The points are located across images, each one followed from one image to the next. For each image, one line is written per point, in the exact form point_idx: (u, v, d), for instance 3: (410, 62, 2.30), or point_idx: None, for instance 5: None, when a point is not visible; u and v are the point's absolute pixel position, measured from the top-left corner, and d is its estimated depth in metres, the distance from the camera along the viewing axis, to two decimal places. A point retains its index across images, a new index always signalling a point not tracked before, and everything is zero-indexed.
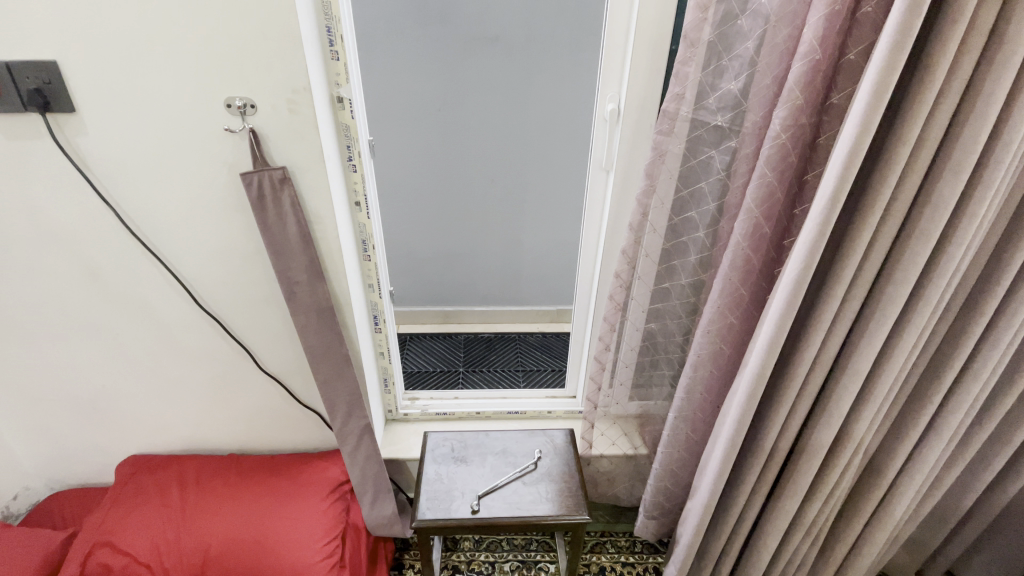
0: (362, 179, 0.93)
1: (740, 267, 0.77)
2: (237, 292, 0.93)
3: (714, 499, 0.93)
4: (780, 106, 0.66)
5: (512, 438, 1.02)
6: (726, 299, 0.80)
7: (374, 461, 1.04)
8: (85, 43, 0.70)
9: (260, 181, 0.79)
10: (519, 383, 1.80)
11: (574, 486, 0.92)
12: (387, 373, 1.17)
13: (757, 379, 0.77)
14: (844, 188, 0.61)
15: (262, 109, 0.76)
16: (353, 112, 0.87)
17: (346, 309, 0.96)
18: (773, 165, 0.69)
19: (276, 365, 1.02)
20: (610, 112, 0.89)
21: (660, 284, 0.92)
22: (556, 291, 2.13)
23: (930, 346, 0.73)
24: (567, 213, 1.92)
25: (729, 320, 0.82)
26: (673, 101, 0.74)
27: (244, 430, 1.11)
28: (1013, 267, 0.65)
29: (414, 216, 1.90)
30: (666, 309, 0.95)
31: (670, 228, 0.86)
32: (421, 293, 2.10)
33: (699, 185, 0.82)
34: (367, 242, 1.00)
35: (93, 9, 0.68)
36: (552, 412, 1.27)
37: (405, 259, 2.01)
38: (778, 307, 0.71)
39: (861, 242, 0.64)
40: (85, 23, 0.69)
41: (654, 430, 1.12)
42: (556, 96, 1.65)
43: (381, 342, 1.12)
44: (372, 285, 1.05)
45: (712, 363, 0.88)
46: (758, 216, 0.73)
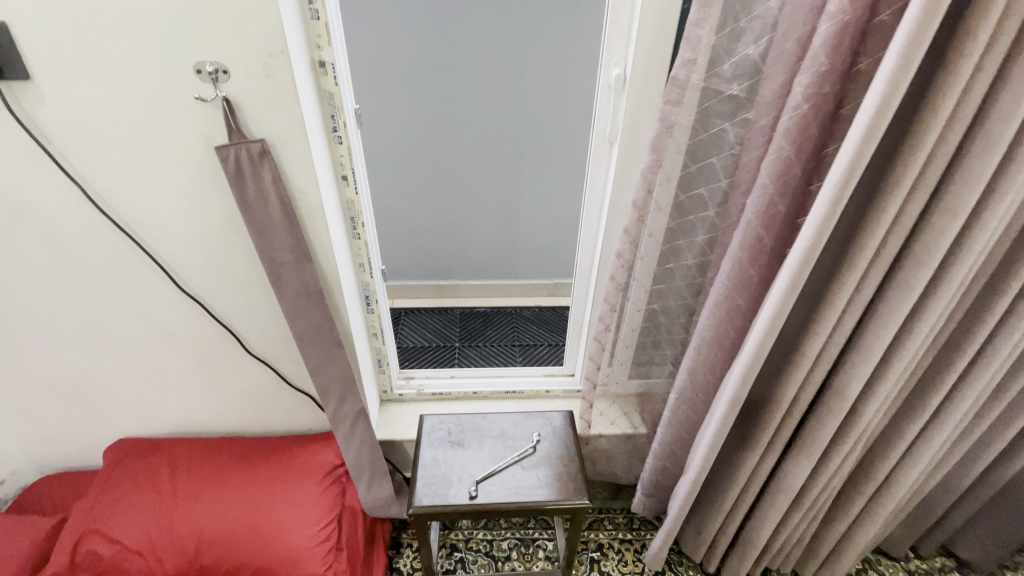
0: (349, 151, 0.87)
1: (750, 247, 0.73)
2: (220, 274, 0.88)
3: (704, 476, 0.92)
4: (802, 74, 0.61)
5: (511, 421, 1.00)
6: (733, 279, 0.76)
7: (369, 444, 1.01)
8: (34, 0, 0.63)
9: (237, 155, 0.73)
10: (515, 358, 1.78)
11: (574, 470, 0.91)
12: (380, 354, 1.14)
13: (753, 358, 0.74)
14: (862, 160, 0.56)
15: (237, 76, 0.70)
16: (336, 79, 0.80)
17: (336, 290, 0.91)
18: (791, 138, 0.64)
19: (265, 348, 0.98)
20: (616, 78, 0.82)
21: (664, 263, 0.88)
22: (553, 264, 2.09)
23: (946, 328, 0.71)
24: (564, 183, 1.86)
25: (736, 302, 0.79)
26: (683, 67, 0.69)
27: (234, 413, 1.08)
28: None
29: (406, 188, 1.83)
30: (670, 289, 0.92)
31: (675, 206, 0.82)
32: (415, 267, 2.05)
33: (708, 160, 0.77)
34: (356, 219, 0.94)
35: None
36: (550, 391, 1.25)
37: (398, 232, 1.95)
38: (780, 286, 0.67)
39: (883, 222, 0.60)
40: None
41: (654, 409, 1.11)
42: (554, 59, 1.57)
43: (374, 323, 1.08)
44: (363, 264, 1.00)
45: (716, 345, 0.84)
46: (773, 193, 0.68)
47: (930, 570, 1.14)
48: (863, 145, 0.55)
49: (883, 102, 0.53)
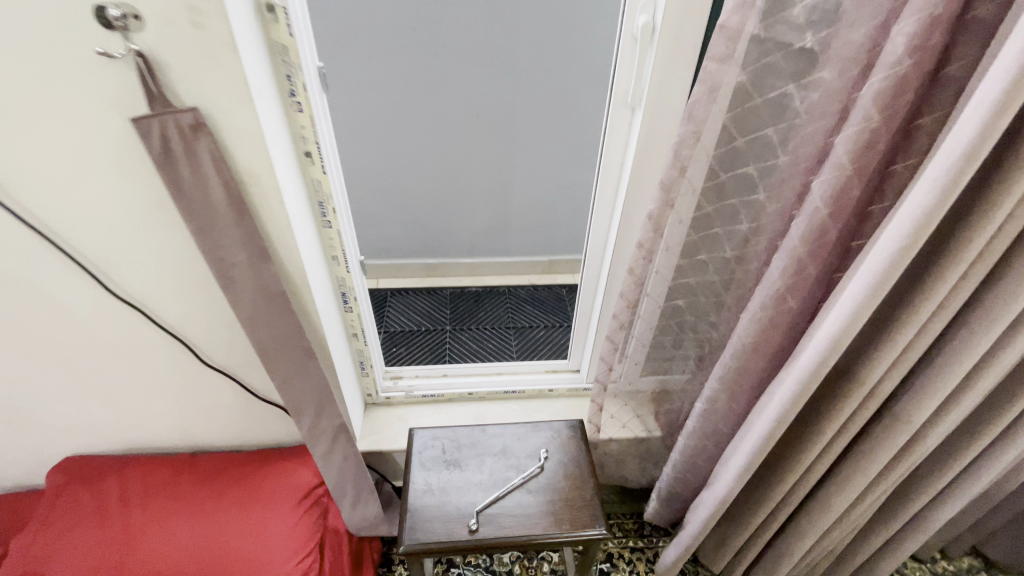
0: (312, 122, 0.70)
1: (813, 242, 0.60)
2: (164, 274, 0.73)
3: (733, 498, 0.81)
4: (906, 18, 0.46)
5: (514, 434, 0.88)
6: (789, 279, 0.63)
7: (353, 462, 0.89)
8: None
9: (162, 129, 0.57)
10: (511, 343, 1.66)
11: (589, 494, 0.80)
12: (363, 356, 0.99)
13: (813, 374, 0.61)
14: (993, 136, 0.42)
15: (152, 23, 0.53)
16: (291, 27, 0.62)
17: (304, 291, 0.76)
18: (881, 104, 0.50)
19: (224, 357, 0.84)
20: (643, 28, 0.66)
21: (695, 254, 0.75)
22: (549, 240, 1.94)
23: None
24: (562, 152, 1.70)
25: (788, 304, 0.66)
26: (736, 12, 0.53)
27: (195, 427, 0.94)
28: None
29: (388, 159, 1.65)
30: (699, 283, 0.79)
31: (712, 186, 0.68)
32: (401, 245, 1.89)
33: (762, 131, 0.62)
34: (326, 204, 0.78)
35: None
36: (553, 390, 1.13)
37: (381, 208, 1.78)
38: (856, 291, 0.54)
39: (999, 214, 0.47)
40: None
41: (671, 411, 1.00)
42: (552, 10, 1.38)
43: (353, 323, 0.93)
44: (336, 258, 0.84)
45: (758, 352, 0.72)
46: (850, 174, 0.54)
47: (958, 571, 1.07)
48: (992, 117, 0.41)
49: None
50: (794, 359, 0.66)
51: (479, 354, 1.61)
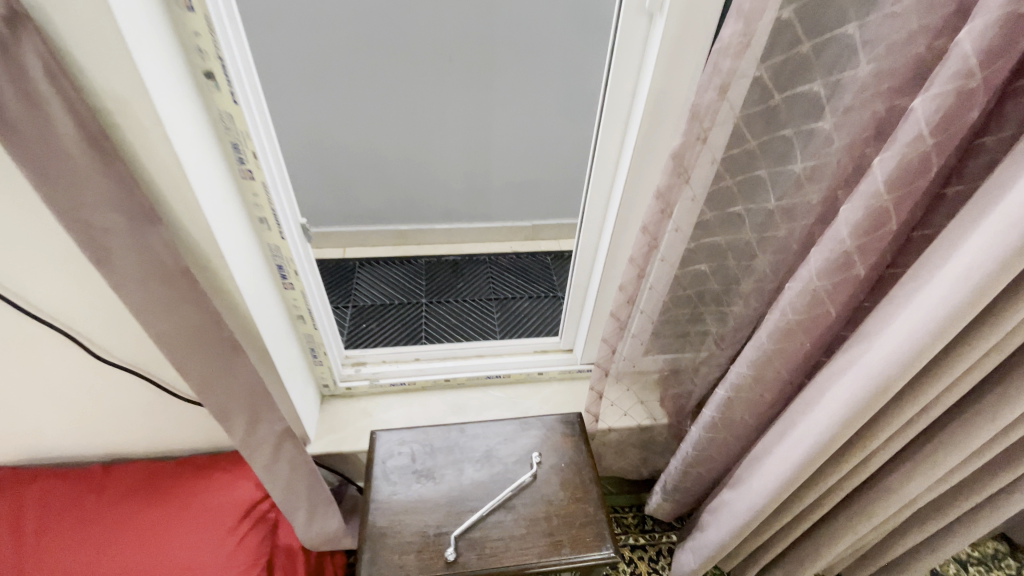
0: (208, 25, 0.49)
1: (907, 185, 0.43)
2: (19, 245, 0.53)
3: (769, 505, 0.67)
4: None
5: (498, 434, 0.73)
6: (862, 238, 0.46)
7: (304, 472, 0.73)
8: None
9: None
10: (494, 317, 1.50)
11: (593, 507, 0.66)
12: (313, 342, 0.81)
13: (909, 363, 0.46)
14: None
15: None
16: None
17: (218, 264, 0.57)
18: None
19: (123, 349, 0.65)
20: None
21: (724, 204, 0.59)
22: (533, 202, 1.76)
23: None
24: (547, 99, 1.49)
25: (859, 273, 0.49)
26: None
27: (101, 436, 0.76)
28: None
29: (348, 106, 1.45)
30: (728, 244, 0.63)
31: (759, 113, 0.52)
32: (370, 208, 1.70)
33: (839, 29, 0.45)
34: (242, 146, 0.58)
35: None
36: (543, 373, 0.99)
37: (343, 165, 1.58)
38: (985, 244, 0.39)
39: None
40: None
41: (678, 397, 0.85)
42: None
43: (298, 303, 0.74)
44: (265, 219, 0.65)
45: (810, 333, 0.56)
46: (969, 87, 0.38)
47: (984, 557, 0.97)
48: None
49: None
50: (867, 342, 0.51)
51: (458, 329, 1.45)
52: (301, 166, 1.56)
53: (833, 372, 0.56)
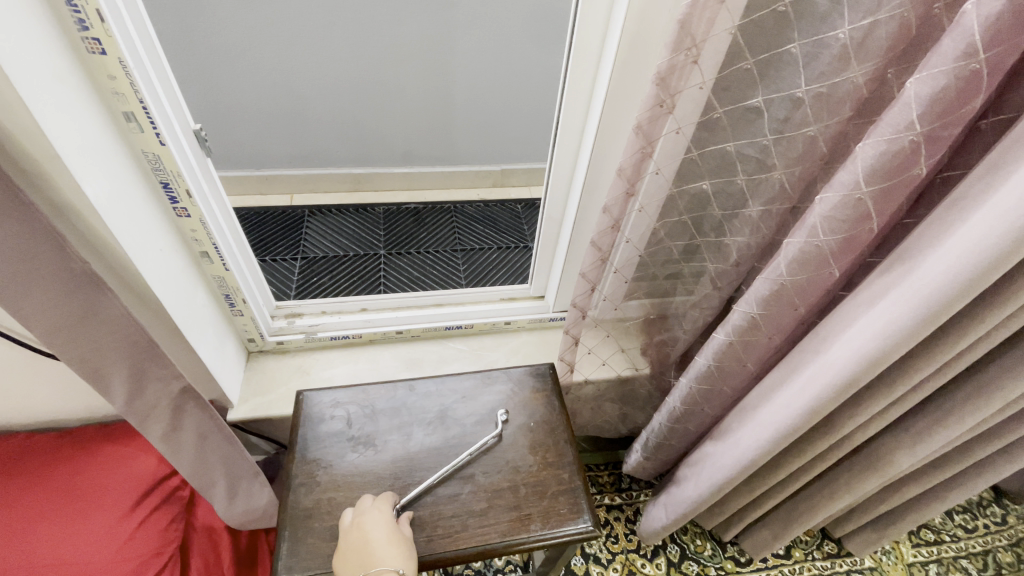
0: None
1: (1004, 38, 0.31)
2: None
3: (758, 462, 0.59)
4: None
5: (458, 391, 0.61)
6: (931, 121, 0.35)
7: (218, 442, 0.60)
8: None
9: None
10: (460, 268, 1.36)
11: (567, 475, 0.56)
12: (227, 286, 0.67)
13: (972, 285, 0.35)
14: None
15: None
16: None
17: (51, 169, 0.41)
18: None
19: None
20: None
21: (732, 102, 0.47)
22: (501, 141, 1.60)
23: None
24: (515, 17, 1.30)
25: (913, 172, 0.38)
26: None
27: None
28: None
29: (280, 21, 1.22)
30: (739, 154, 0.50)
31: None
32: (316, 147, 1.50)
33: None
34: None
35: None
36: (511, 323, 0.87)
37: (281, 95, 1.36)
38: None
39: None
40: None
41: (664, 345, 0.74)
42: None
43: (199, 236, 0.59)
44: (133, 117, 0.48)
45: (834, 261, 0.45)
46: None
47: (970, 508, 0.98)
48: None
49: None
50: (906, 268, 0.40)
51: (420, 281, 1.31)
52: (231, 98, 1.34)
53: (856, 308, 0.45)
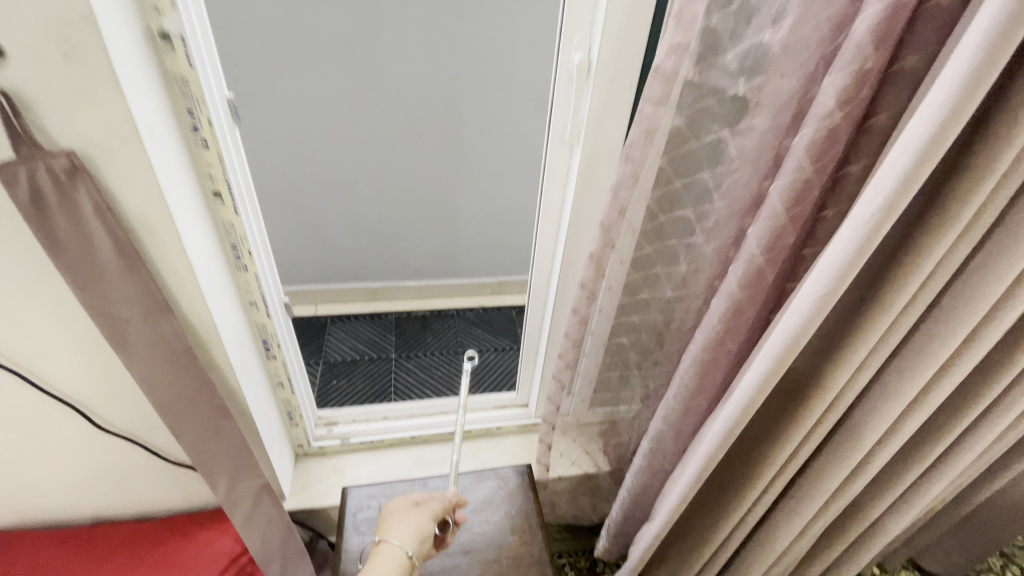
0: (219, 160, 0.63)
1: (751, 288, 0.56)
2: (32, 339, 0.61)
3: (660, 538, 0.80)
4: (836, 70, 0.44)
5: (457, 485, 0.83)
6: (725, 324, 0.60)
7: (279, 524, 0.81)
8: None
9: (32, 175, 0.49)
10: (461, 370, 1.59)
11: (535, 549, 0.76)
12: (291, 406, 0.91)
13: (736, 423, 0.60)
14: (906, 194, 0.39)
15: (17, 58, 0.46)
16: (190, 58, 0.56)
17: (212, 344, 0.68)
18: (814, 155, 0.47)
19: (119, 423, 0.73)
20: (578, 66, 0.65)
21: (634, 293, 0.74)
22: (497, 261, 1.86)
23: (986, 393, 0.55)
24: (508, 175, 1.60)
25: (729, 347, 0.63)
26: (670, 57, 0.51)
27: (87, 499, 0.81)
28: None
29: (316, 177, 1.51)
30: (642, 321, 0.78)
31: (651, 228, 0.66)
32: (340, 269, 1.76)
33: (698, 175, 0.61)
34: (240, 247, 0.70)
35: None
36: (502, 427, 1.10)
37: (313, 230, 1.64)
38: (776, 343, 0.51)
39: (918, 275, 0.44)
40: None
41: (619, 445, 0.97)
42: (496, 21, 1.28)
43: (279, 372, 0.85)
44: (256, 303, 0.76)
45: (698, 396, 0.70)
46: (783, 222, 0.51)
47: None
48: (906, 178, 0.38)
49: (924, 147, 0.37)
50: (722, 406, 0.64)
51: (427, 383, 1.54)
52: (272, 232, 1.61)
53: (705, 430, 0.69)
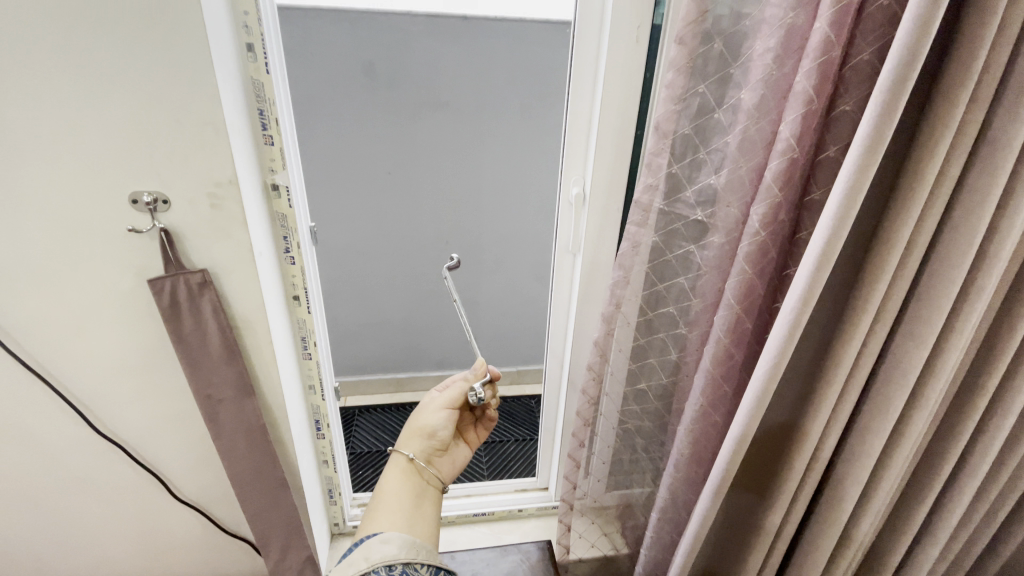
0: (302, 271, 0.81)
1: (721, 365, 0.70)
2: (152, 411, 0.80)
3: None
4: (758, 203, 0.61)
5: (482, 559, 0.90)
6: (708, 397, 0.73)
7: None
8: None
9: (174, 286, 0.68)
10: (482, 462, 1.56)
11: None
12: (332, 484, 1.02)
13: (718, 488, 0.68)
14: (815, 289, 0.54)
15: (177, 205, 0.66)
16: (291, 201, 0.77)
17: (281, 420, 0.82)
18: (752, 262, 0.64)
19: (193, 491, 0.89)
20: (575, 197, 0.86)
21: (633, 383, 0.85)
22: (517, 352, 1.99)
23: (950, 451, 0.66)
24: (525, 273, 1.78)
25: (713, 419, 0.75)
26: (645, 192, 0.68)
27: (157, 557, 0.96)
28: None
29: (358, 280, 1.70)
30: (643, 408, 0.88)
31: (643, 322, 0.80)
32: (371, 361, 1.89)
33: (675, 279, 0.76)
34: (307, 338, 0.87)
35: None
36: (523, 510, 1.17)
37: (350, 325, 1.80)
38: (744, 406, 0.62)
39: (853, 346, 0.58)
40: None
41: (636, 527, 1.01)
42: (515, 150, 1.52)
43: (324, 450, 0.98)
44: (313, 386, 0.92)
45: (692, 465, 0.79)
46: (739, 311, 0.67)
47: None
48: (814, 274, 0.53)
49: (819, 253, 0.52)
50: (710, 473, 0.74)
51: None
52: None
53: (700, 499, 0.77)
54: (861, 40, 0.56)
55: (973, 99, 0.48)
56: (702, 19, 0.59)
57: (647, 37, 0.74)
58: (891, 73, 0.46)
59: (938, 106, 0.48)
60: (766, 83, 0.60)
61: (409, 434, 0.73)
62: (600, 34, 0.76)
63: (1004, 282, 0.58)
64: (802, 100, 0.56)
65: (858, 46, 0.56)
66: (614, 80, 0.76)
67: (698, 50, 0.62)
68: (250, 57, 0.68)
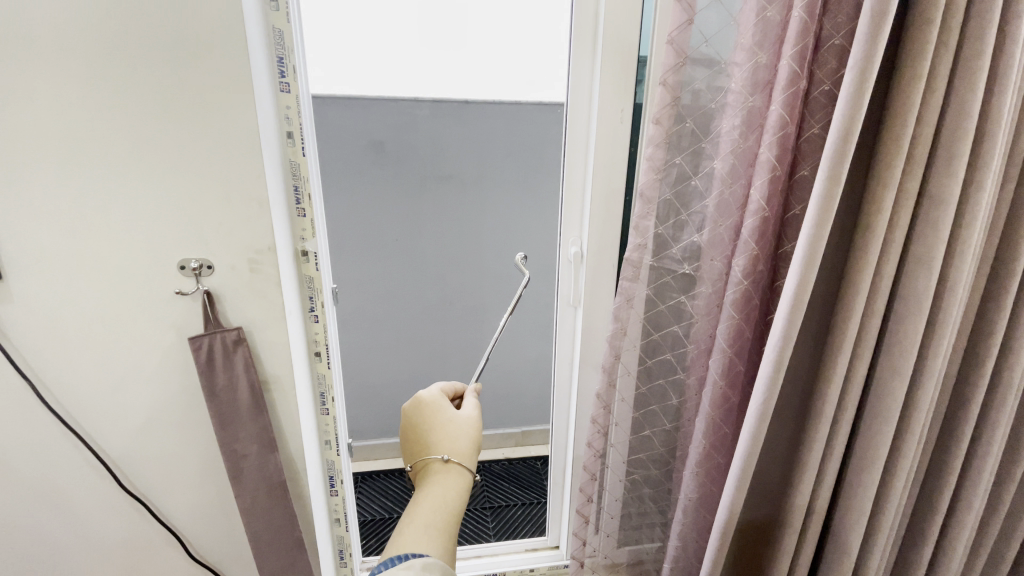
0: (324, 329, 0.88)
1: (720, 406, 0.75)
2: (175, 466, 0.83)
3: None
4: (739, 255, 0.69)
5: None
6: (711, 438, 0.77)
7: None
8: (47, 236, 0.69)
9: (210, 344, 0.75)
10: (488, 525, 1.53)
11: None
12: (342, 543, 1.03)
13: (723, 532, 0.71)
14: (794, 328, 0.60)
15: (219, 270, 0.74)
16: (318, 265, 0.85)
17: (301, 473, 0.87)
18: (739, 308, 0.71)
19: (209, 550, 0.90)
20: (574, 255, 0.95)
21: (637, 432, 0.88)
22: (522, 413, 1.97)
23: (944, 485, 0.69)
24: (527, 330, 1.83)
25: (716, 461, 0.79)
26: (635, 251, 0.75)
27: None
28: (1006, 405, 0.65)
29: (365, 342, 1.75)
30: (649, 456, 0.90)
31: (643, 370, 0.85)
32: (376, 425, 1.89)
33: (669, 328, 0.82)
34: (325, 394, 0.92)
35: (72, 203, 0.68)
36: (535, 569, 1.17)
37: (357, 387, 1.82)
38: (742, 444, 0.67)
39: (834, 382, 0.63)
40: (54, 219, 0.68)
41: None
42: (515, 217, 1.63)
43: (337, 507, 0.99)
44: (329, 441, 0.95)
45: (701, 510, 0.82)
46: (731, 354, 0.73)
47: None
48: (789, 315, 0.60)
49: (792, 298, 0.60)
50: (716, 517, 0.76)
51: None
52: None
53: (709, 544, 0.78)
54: (811, 118, 0.66)
55: (908, 165, 0.58)
56: (675, 104, 0.70)
57: (630, 118, 0.86)
58: (833, 144, 0.55)
59: (878, 172, 0.57)
60: (736, 155, 0.70)
61: (472, 452, 0.73)
62: (590, 116, 0.88)
63: (964, 320, 0.64)
64: (767, 167, 0.65)
65: (809, 123, 0.67)
66: (603, 153, 0.87)
67: (674, 128, 0.72)
68: (289, 143, 0.79)
